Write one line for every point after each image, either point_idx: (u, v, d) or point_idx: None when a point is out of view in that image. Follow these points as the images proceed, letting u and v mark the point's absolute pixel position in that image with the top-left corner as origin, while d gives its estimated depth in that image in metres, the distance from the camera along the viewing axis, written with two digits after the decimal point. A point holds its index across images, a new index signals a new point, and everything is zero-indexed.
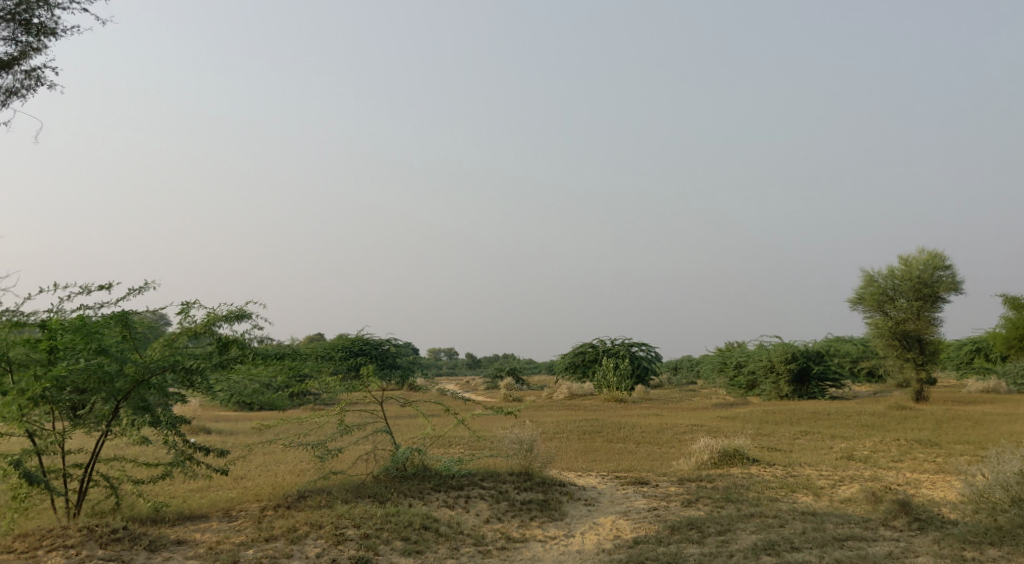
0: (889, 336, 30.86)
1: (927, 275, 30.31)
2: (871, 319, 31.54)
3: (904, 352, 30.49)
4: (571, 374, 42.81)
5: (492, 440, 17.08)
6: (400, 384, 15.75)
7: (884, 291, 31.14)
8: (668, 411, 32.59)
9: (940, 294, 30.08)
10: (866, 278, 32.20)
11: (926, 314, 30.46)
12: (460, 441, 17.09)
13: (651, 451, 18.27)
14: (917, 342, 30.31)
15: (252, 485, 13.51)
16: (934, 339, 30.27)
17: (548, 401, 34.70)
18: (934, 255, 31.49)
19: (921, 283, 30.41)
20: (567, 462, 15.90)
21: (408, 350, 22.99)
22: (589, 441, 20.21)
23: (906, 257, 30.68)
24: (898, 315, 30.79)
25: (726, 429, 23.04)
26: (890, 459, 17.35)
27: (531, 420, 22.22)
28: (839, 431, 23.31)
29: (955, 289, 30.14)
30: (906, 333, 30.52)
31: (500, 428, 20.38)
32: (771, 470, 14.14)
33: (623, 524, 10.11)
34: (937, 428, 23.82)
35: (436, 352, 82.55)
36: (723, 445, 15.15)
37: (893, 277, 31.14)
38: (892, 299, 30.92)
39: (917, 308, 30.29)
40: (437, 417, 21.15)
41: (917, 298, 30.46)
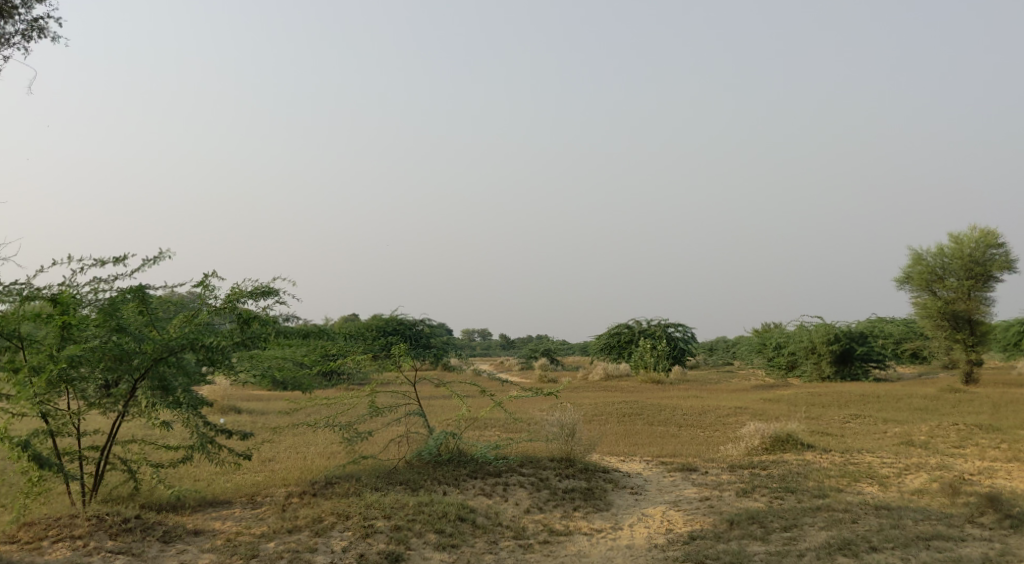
0: (938, 316, 29.53)
1: (979, 253, 28.89)
2: (919, 299, 30.22)
3: (955, 333, 29.17)
4: (607, 355, 41.98)
5: (528, 423, 16.36)
6: (434, 365, 15.04)
7: (933, 269, 29.81)
8: (708, 393, 31.63)
9: (993, 273, 28.66)
10: (914, 256, 30.85)
11: (978, 294, 29.08)
12: (496, 425, 16.39)
13: (696, 436, 17.40)
14: (969, 323, 28.95)
15: (280, 469, 12.94)
16: (986, 320, 28.91)
17: (584, 382, 33.92)
18: (986, 232, 30.04)
19: (972, 261, 29.00)
20: (608, 446, 15.13)
21: (442, 329, 22.34)
22: (629, 424, 19.40)
23: (957, 235, 29.29)
24: (948, 295, 29.44)
25: (772, 412, 22.08)
26: (951, 445, 16.31)
27: (568, 402, 21.47)
28: (891, 415, 22.24)
29: (1009, 267, 28.68)
30: (956, 314, 29.18)
31: (536, 410, 19.65)
32: (828, 457, 13.22)
33: (675, 516, 9.29)
34: (995, 412, 22.61)
35: (469, 333, 82.20)
36: (775, 430, 14.26)
37: (943, 255, 29.77)
38: (942, 278, 29.56)
39: (969, 288, 28.91)
40: (471, 399, 20.49)
41: (968, 277, 29.07)
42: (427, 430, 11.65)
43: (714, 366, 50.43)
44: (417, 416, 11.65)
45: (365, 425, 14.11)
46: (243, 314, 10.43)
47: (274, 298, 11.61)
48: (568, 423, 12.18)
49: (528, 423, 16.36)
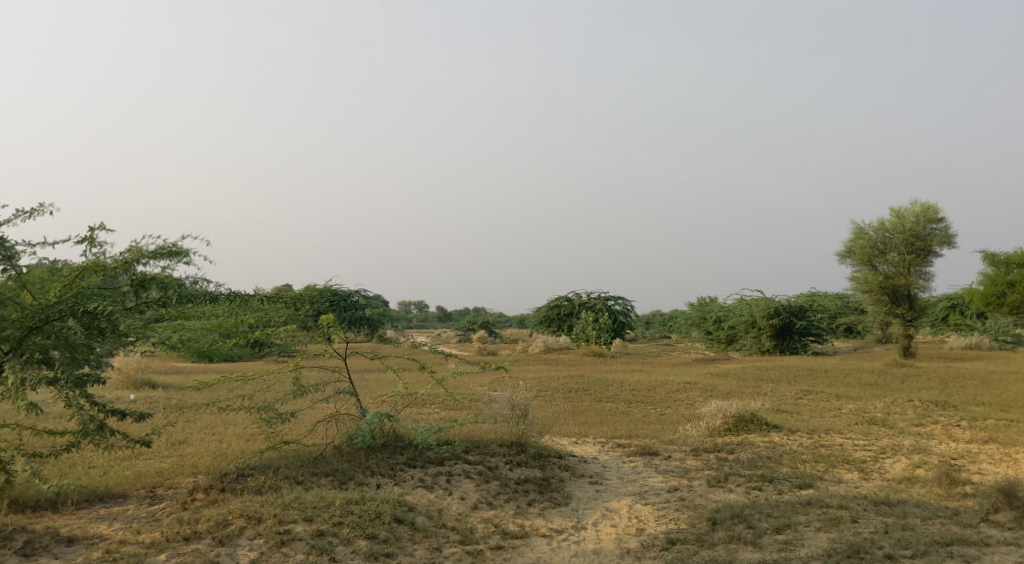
0: (878, 291, 29.20)
1: (920, 228, 28.55)
2: (859, 273, 29.77)
3: (895, 308, 28.93)
4: (546, 327, 40.90)
5: (471, 401, 15.06)
6: (370, 337, 13.55)
7: (874, 244, 29.32)
8: (652, 367, 30.84)
9: (933, 248, 28.34)
10: (855, 230, 30.41)
11: (917, 269, 28.74)
12: (436, 405, 15.05)
13: (649, 416, 16.36)
14: (908, 298, 28.78)
15: (190, 454, 11.41)
16: (924, 294, 28.75)
17: (524, 355, 32.81)
18: (927, 207, 29.74)
19: (913, 236, 28.68)
20: (558, 426, 13.96)
21: (377, 301, 20.82)
22: (576, 401, 18.27)
23: (898, 209, 28.92)
24: (889, 270, 29.05)
25: (721, 388, 21.27)
26: (912, 424, 15.64)
27: (511, 377, 20.24)
28: (842, 390, 21.65)
29: (949, 242, 28.46)
30: (896, 288, 28.94)
31: (478, 386, 18.37)
32: (796, 438, 12.28)
33: (645, 513, 8.14)
34: (944, 387, 22.25)
35: (406, 305, 80.53)
36: (738, 409, 13.27)
37: (884, 229, 29.39)
38: (884, 252, 29.19)
39: (910, 263, 28.58)
40: (409, 374, 19.10)
41: (909, 252, 28.66)
42: (357, 411, 10.23)
43: (653, 339, 49.91)
44: (349, 396, 10.20)
45: (289, 404, 12.63)
46: (138, 276, 8.80)
47: (183, 259, 9.99)
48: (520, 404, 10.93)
49: (471, 403, 15.08)
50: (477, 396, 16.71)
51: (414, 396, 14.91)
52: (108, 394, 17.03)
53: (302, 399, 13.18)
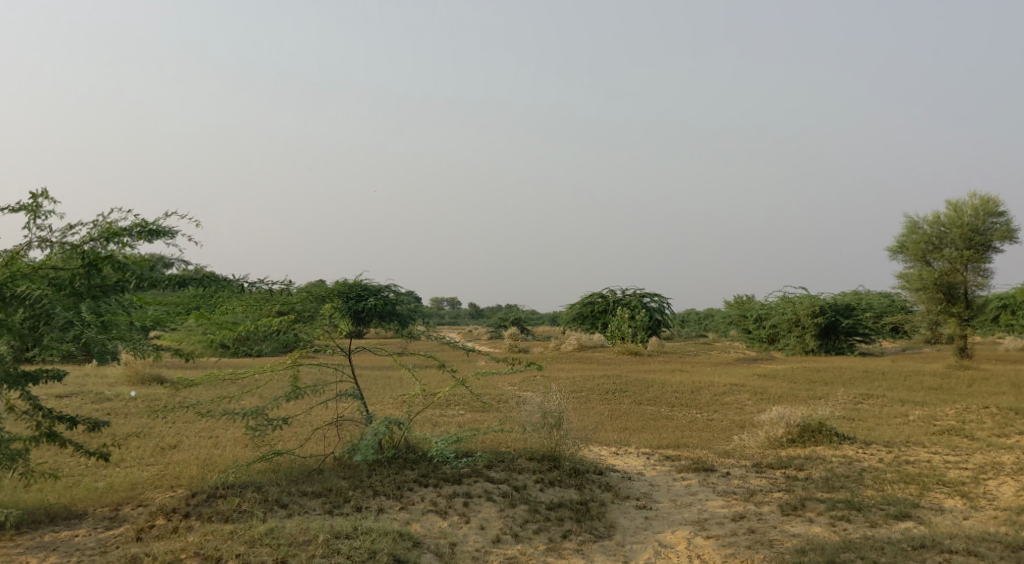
0: (934, 289, 27.01)
1: (979, 222, 26.36)
2: (912, 270, 27.67)
3: (950, 306, 26.76)
4: (579, 325, 39.25)
5: (498, 408, 13.58)
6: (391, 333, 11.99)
7: (929, 239, 27.25)
8: (692, 367, 29.08)
9: (993, 244, 26.13)
10: (909, 225, 28.35)
11: (976, 266, 26.54)
12: (457, 414, 13.56)
13: (696, 423, 14.70)
14: (965, 296, 26.57)
15: (178, 461, 10.08)
16: (983, 293, 26.52)
17: (557, 353, 31.31)
18: (988, 200, 27.47)
19: (972, 231, 26.42)
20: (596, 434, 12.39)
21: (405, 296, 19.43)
22: (613, 404, 16.67)
23: (955, 202, 26.77)
24: (944, 266, 26.92)
25: (771, 391, 19.48)
26: (995, 435, 13.77)
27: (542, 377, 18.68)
28: (906, 395, 19.75)
29: (1010, 237, 26.20)
30: (952, 286, 26.72)
31: (507, 386, 16.87)
32: (873, 452, 10.55)
33: (709, 550, 6.63)
34: (1018, 392, 20.23)
35: (439, 301, 79.44)
36: (804, 418, 11.57)
37: (940, 223, 27.19)
38: (939, 247, 27.00)
39: (968, 259, 26.35)
40: (433, 373, 17.67)
41: (966, 248, 26.48)
42: (361, 416, 8.77)
43: (690, 338, 47.96)
44: (351, 399, 8.70)
45: (289, 409, 11.22)
46: (93, 256, 7.39)
47: (165, 238, 8.53)
48: (554, 410, 9.38)
49: (499, 407, 13.73)
50: (506, 399, 15.19)
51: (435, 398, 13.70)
52: (110, 391, 15.83)
53: (306, 401, 11.78)
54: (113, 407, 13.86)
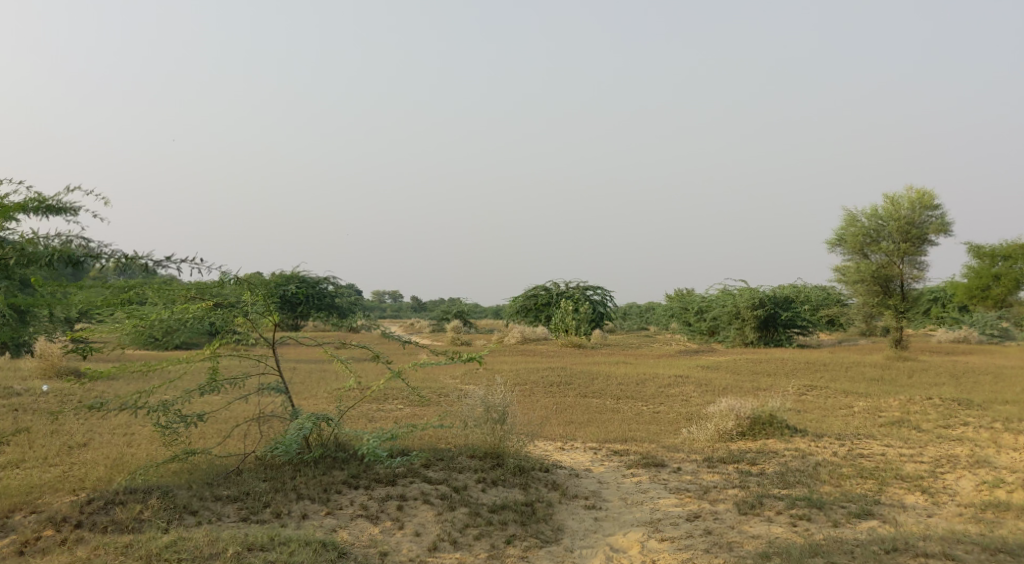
0: (871, 281, 27.04)
1: (915, 216, 26.63)
2: (851, 262, 27.83)
3: (887, 299, 26.97)
4: (523, 318, 38.73)
5: (437, 405, 12.93)
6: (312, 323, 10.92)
7: (867, 232, 27.45)
8: (635, 359, 28.82)
9: (929, 237, 26.43)
10: (848, 218, 28.55)
11: (912, 258, 26.81)
12: (392, 409, 12.87)
13: (642, 417, 14.27)
14: (901, 288, 26.84)
15: (84, 461, 9.18)
16: (918, 286, 26.77)
17: (500, 345, 30.73)
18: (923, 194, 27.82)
19: (909, 224, 26.69)
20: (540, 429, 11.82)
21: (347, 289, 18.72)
22: (557, 398, 16.16)
23: (893, 195, 27.02)
24: (881, 259, 27.11)
25: (716, 383, 19.22)
26: (940, 426, 13.65)
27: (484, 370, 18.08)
28: (848, 386, 19.70)
29: (944, 231, 26.56)
30: (889, 279, 26.91)
31: (447, 380, 16.22)
32: (826, 445, 10.20)
33: (665, 555, 6.12)
34: (957, 383, 20.37)
35: (381, 295, 78.20)
36: (755, 410, 11.18)
37: (878, 216, 27.47)
38: (876, 240, 27.20)
39: (904, 252, 26.59)
40: (370, 367, 16.90)
41: (903, 241, 26.70)
42: (286, 412, 8.05)
43: (632, 331, 47.90)
44: (276, 394, 7.97)
45: (199, 404, 10.20)
46: None
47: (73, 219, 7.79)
48: (498, 405, 8.77)
49: (442, 401, 13.19)
50: (446, 393, 14.55)
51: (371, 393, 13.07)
52: (19, 385, 14.68)
53: (220, 394, 10.81)
54: (20, 403, 12.79)
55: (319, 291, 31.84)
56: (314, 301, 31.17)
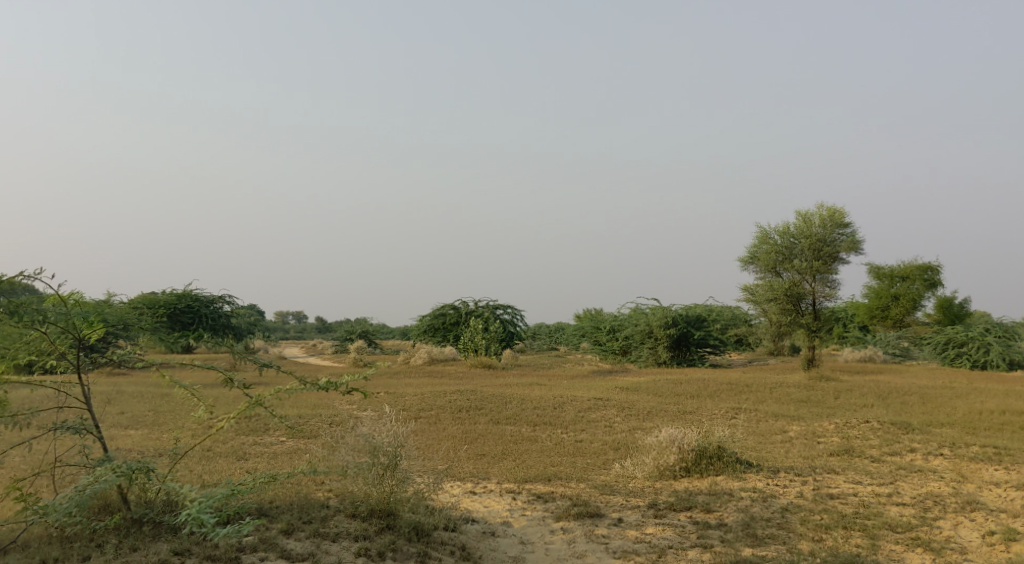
0: (784, 299, 26.06)
1: (826, 233, 25.85)
2: (763, 281, 26.77)
3: (799, 318, 25.93)
4: (430, 338, 36.55)
5: (320, 448, 10.80)
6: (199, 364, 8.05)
7: (779, 249, 26.43)
8: (549, 379, 27.11)
9: (840, 255, 25.62)
10: (760, 235, 27.58)
11: (823, 277, 25.93)
12: (258, 460, 10.60)
13: (564, 447, 12.48)
14: (812, 307, 26.00)
15: None
16: (830, 304, 25.94)
17: (405, 367, 28.56)
18: (834, 212, 27.12)
19: (820, 242, 25.84)
20: (444, 471, 9.82)
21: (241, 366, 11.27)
22: (466, 426, 14.21)
23: (804, 212, 26.19)
24: (793, 277, 26.11)
25: (638, 405, 17.63)
26: (888, 454, 12.37)
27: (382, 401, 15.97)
28: (776, 408, 18.47)
29: (856, 249, 25.86)
30: (801, 296, 25.97)
31: (335, 412, 14.07)
32: (788, 483, 8.57)
33: None
34: (885, 404, 19.42)
35: (283, 315, 74.54)
36: (700, 441, 9.49)
37: (790, 234, 26.55)
38: (788, 258, 26.16)
39: (816, 270, 25.61)
40: (234, 397, 14.58)
41: (815, 258, 25.77)
42: (90, 458, 5.91)
43: (542, 351, 46.23)
44: (75, 434, 5.81)
45: None
46: None
47: None
48: (387, 447, 6.85)
49: (320, 444, 11.07)
50: (331, 430, 12.42)
51: (223, 453, 10.79)
52: None
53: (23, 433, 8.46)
54: None
55: (211, 310, 28.90)
56: (205, 321, 28.29)
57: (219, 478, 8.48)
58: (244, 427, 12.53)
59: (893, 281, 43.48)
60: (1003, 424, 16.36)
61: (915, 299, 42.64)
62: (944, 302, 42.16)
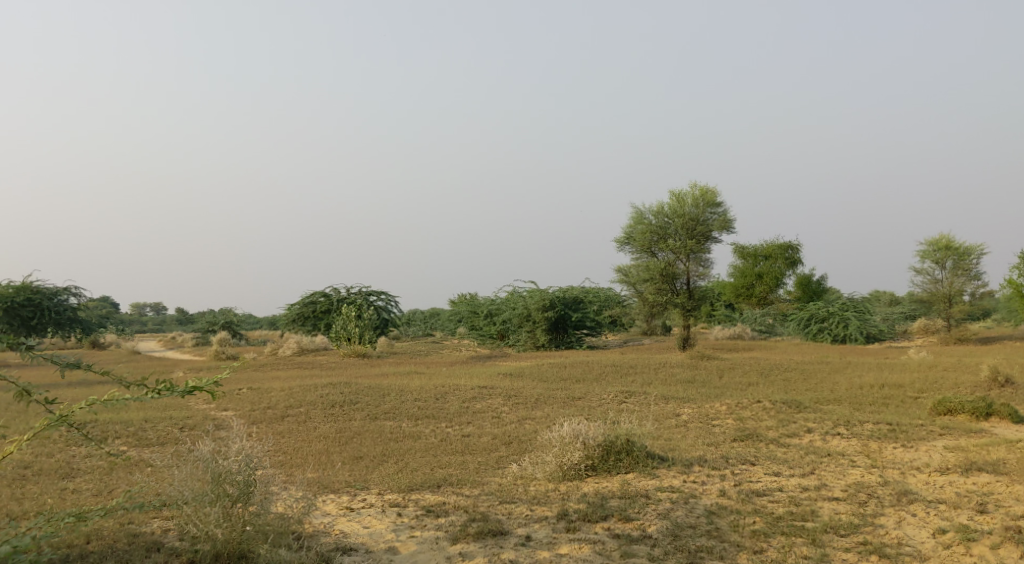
0: (659, 280, 25.34)
1: (699, 213, 25.52)
2: (638, 262, 26.11)
3: (674, 298, 25.45)
4: (300, 327, 34.42)
5: (163, 464, 9.14)
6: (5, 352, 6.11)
7: (655, 229, 25.85)
8: (427, 367, 25.80)
9: (712, 234, 25.34)
10: (635, 217, 26.91)
11: (697, 257, 25.50)
12: (88, 480, 8.87)
13: (450, 443, 11.27)
14: (686, 286, 25.45)
15: None
16: (704, 283, 25.55)
17: (273, 359, 26.51)
18: (706, 192, 26.94)
19: (693, 221, 25.47)
20: (314, 488, 8.40)
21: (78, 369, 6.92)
22: (340, 423, 12.75)
23: (678, 190, 25.51)
24: (668, 257, 25.53)
25: (525, 393, 16.64)
26: (788, 437, 11.85)
27: (240, 403, 14.18)
28: (664, 390, 17.93)
29: (727, 229, 25.68)
30: (673, 276, 25.36)
31: (184, 421, 12.25)
32: (706, 480, 7.71)
33: None
34: (769, 383, 19.25)
35: (140, 306, 69.51)
36: (605, 435, 8.51)
37: (664, 214, 26.03)
38: (663, 238, 25.60)
39: (690, 250, 25.19)
40: (37, 410, 12.29)
41: (689, 238, 25.37)
42: None
43: (418, 338, 44.81)
44: None
45: None
46: None
47: None
48: (232, 473, 6.04)
49: (164, 460, 9.38)
50: (179, 443, 10.68)
51: (39, 477, 8.92)
52: None
53: None
54: None
55: (56, 304, 25.72)
56: (47, 317, 25.19)
57: (25, 516, 6.84)
58: (75, 437, 10.61)
59: (757, 260, 44.43)
60: (886, 399, 16.37)
61: (777, 277, 43.88)
62: (803, 279, 43.58)
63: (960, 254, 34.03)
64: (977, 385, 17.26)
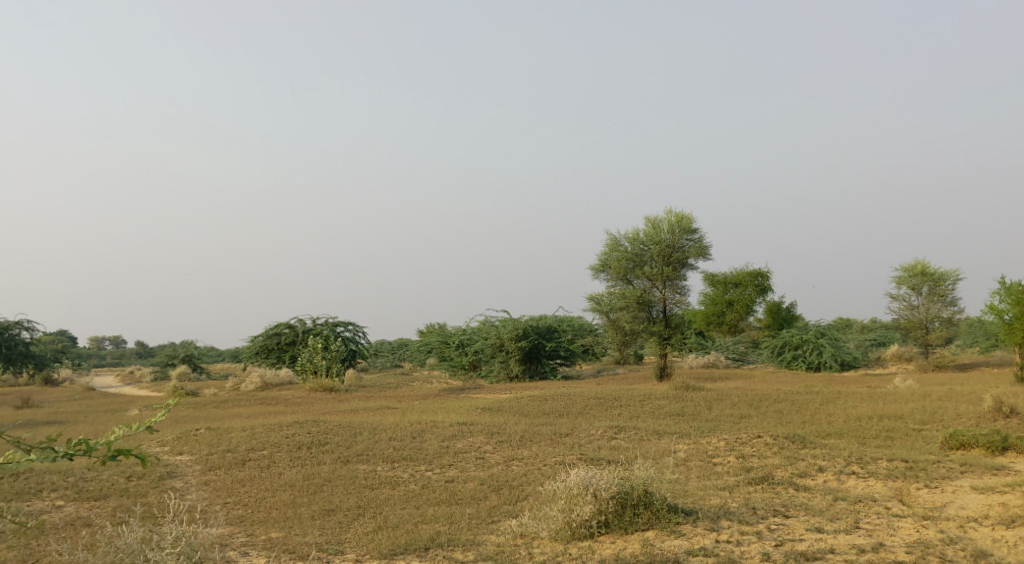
0: (635, 308, 24.28)
1: (676, 239, 24.53)
2: (614, 290, 25.05)
3: (651, 325, 24.44)
4: (263, 360, 32.83)
5: (102, 527, 7.87)
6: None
7: (631, 256, 24.88)
8: (399, 402, 24.47)
9: (689, 261, 24.38)
10: (610, 242, 26.02)
11: (674, 284, 24.50)
12: (12, 547, 7.60)
13: (433, 491, 10.03)
14: (664, 314, 24.41)
15: None
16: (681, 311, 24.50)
17: (235, 394, 24.98)
18: (683, 218, 25.97)
19: (669, 247, 24.44)
20: (280, 554, 7.18)
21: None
22: (308, 469, 11.47)
23: (653, 216, 24.69)
24: (644, 285, 24.55)
25: (508, 430, 15.44)
26: (803, 478, 10.82)
27: (197, 446, 12.82)
28: (654, 424, 16.85)
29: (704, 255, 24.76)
30: (650, 304, 24.30)
31: (132, 468, 10.89)
32: (743, 539, 6.63)
33: None
34: (761, 414, 18.30)
35: (99, 340, 67.10)
36: (619, 485, 7.38)
37: (640, 240, 25.05)
38: (639, 265, 24.63)
39: (667, 277, 24.22)
40: None
41: (665, 265, 24.38)
42: None
43: (387, 370, 43.33)
44: None
45: None
46: None
47: None
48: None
49: (104, 521, 8.11)
50: (123, 497, 9.37)
51: None
52: None
53: None
54: None
55: (7, 337, 24.04)
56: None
57: None
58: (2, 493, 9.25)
59: (727, 287, 43.64)
60: (889, 432, 15.47)
61: (748, 304, 43.08)
62: (774, 306, 42.78)
63: (936, 279, 33.53)
64: (981, 417, 16.46)
